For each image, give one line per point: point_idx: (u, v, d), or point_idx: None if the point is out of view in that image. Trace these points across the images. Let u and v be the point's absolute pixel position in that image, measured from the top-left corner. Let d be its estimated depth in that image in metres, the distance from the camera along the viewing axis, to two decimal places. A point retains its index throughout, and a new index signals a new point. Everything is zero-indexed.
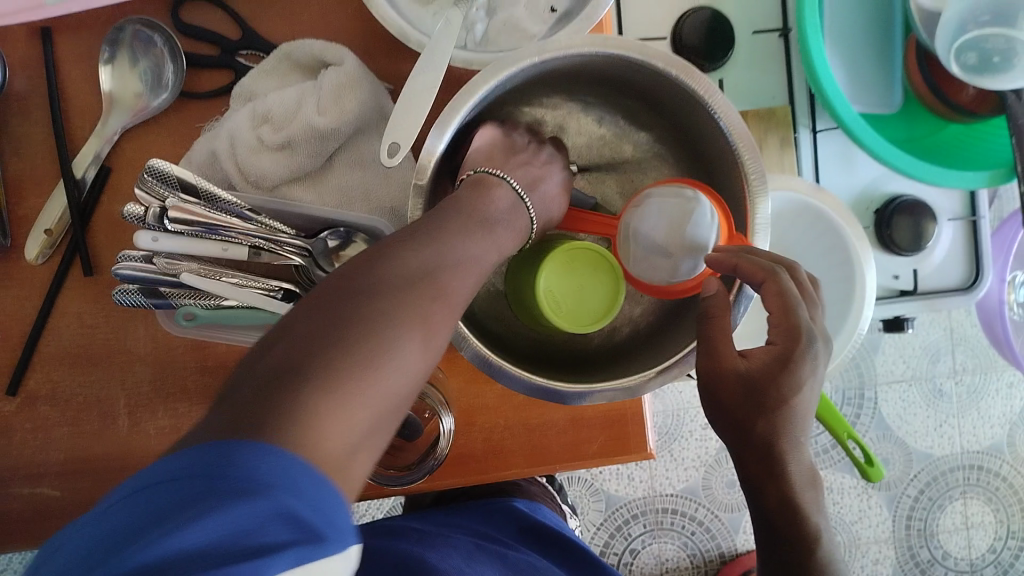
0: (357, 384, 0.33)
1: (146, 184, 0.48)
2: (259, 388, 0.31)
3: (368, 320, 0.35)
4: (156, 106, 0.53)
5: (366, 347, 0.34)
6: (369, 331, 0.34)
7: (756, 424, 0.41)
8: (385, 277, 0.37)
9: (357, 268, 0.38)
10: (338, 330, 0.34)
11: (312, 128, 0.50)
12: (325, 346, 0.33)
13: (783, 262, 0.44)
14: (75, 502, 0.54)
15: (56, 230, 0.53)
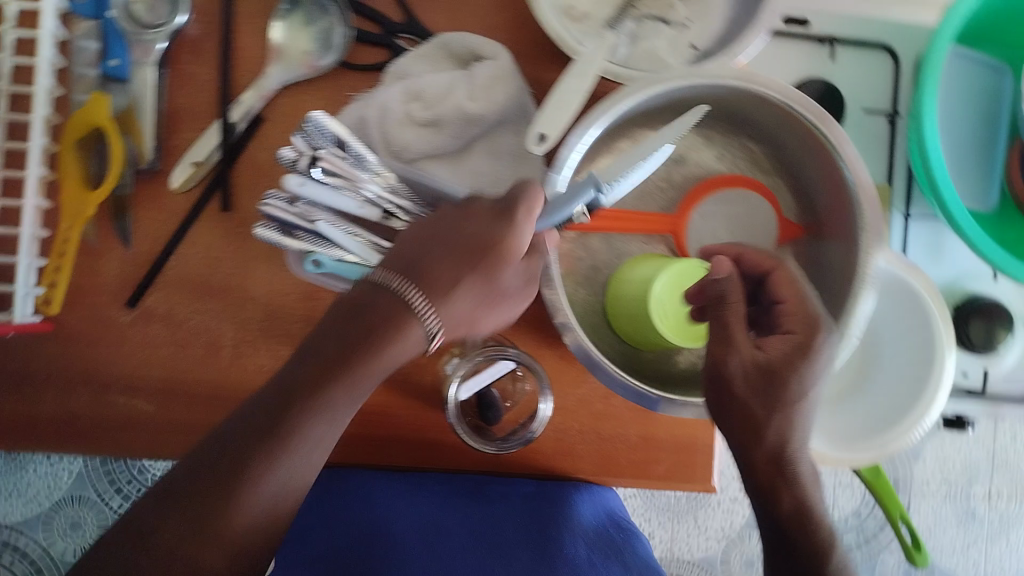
0: (241, 523, 0.39)
1: (303, 137, 0.52)
2: (206, 468, 0.40)
3: (307, 413, 0.41)
4: (321, 67, 0.57)
5: (276, 456, 0.40)
6: (285, 446, 0.40)
7: (769, 428, 0.45)
8: (320, 377, 0.42)
9: (325, 365, 0.42)
10: (246, 442, 0.40)
11: (462, 113, 0.54)
12: (236, 456, 0.40)
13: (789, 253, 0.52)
14: (166, 420, 0.57)
15: (204, 165, 0.57)
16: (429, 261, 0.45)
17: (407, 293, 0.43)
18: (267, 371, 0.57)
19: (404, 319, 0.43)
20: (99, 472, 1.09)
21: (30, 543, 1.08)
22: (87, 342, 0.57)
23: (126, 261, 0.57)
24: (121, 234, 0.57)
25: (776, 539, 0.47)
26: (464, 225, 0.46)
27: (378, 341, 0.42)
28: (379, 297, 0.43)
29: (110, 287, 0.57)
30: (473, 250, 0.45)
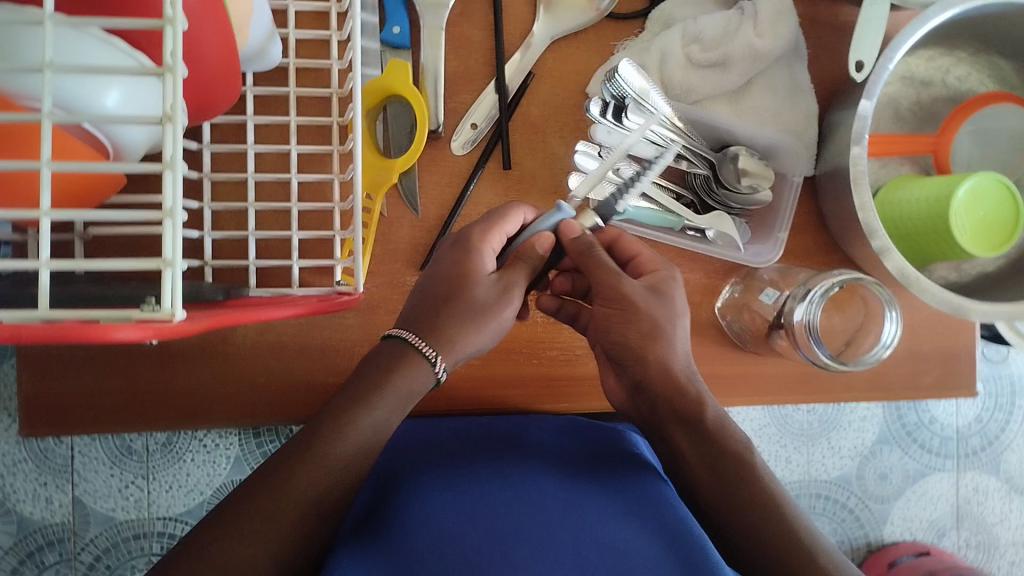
0: (275, 504, 0.40)
1: (608, 92, 0.54)
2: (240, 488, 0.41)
3: (336, 432, 0.42)
4: (601, 9, 0.58)
5: (312, 459, 0.41)
6: (297, 462, 0.41)
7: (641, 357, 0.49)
8: (339, 425, 0.43)
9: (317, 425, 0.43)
10: (302, 448, 0.42)
11: (750, 49, 0.55)
12: (281, 466, 0.41)
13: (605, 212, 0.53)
14: (468, 377, 0.60)
15: (482, 126, 0.58)
16: (433, 316, 0.47)
17: (413, 339, 0.46)
18: (557, 321, 0.60)
19: (408, 362, 0.45)
20: (259, 454, 0.83)
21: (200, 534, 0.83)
22: (388, 308, 0.58)
23: (416, 227, 0.58)
24: (409, 198, 0.57)
25: (709, 462, 0.48)
26: (448, 281, 0.48)
27: (392, 375, 0.45)
28: (391, 348, 0.46)
29: (403, 252, 0.58)
30: (449, 296, 0.47)
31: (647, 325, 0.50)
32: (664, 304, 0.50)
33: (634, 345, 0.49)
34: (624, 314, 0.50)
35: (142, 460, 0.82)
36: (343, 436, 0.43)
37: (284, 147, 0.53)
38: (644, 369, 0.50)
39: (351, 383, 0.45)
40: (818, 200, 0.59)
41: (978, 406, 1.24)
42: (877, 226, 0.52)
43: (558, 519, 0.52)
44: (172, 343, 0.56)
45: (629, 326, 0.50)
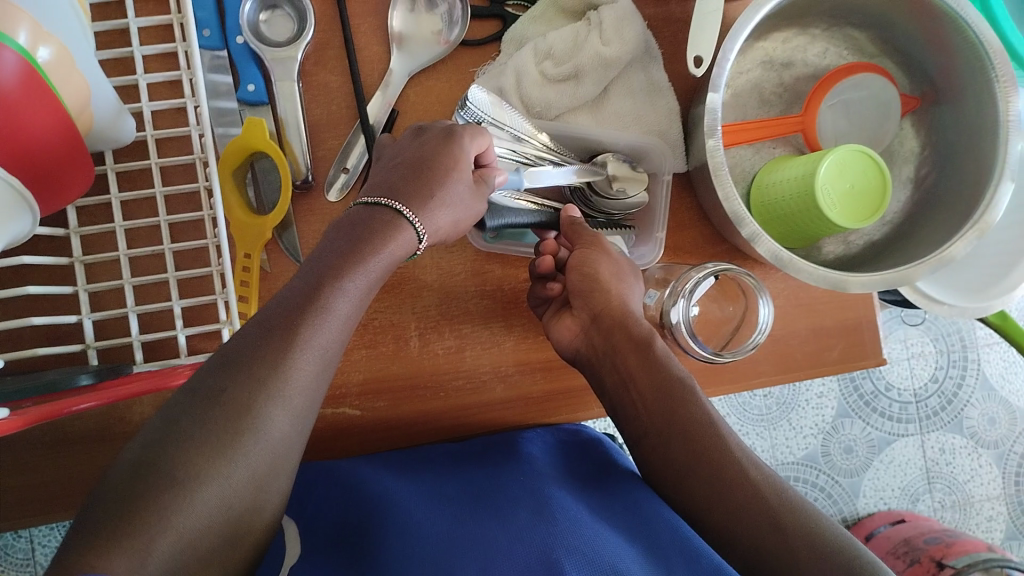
0: (233, 419, 0.38)
1: (463, 121, 0.54)
2: (196, 398, 0.38)
3: (291, 340, 0.40)
4: (452, 39, 0.59)
5: (277, 368, 0.40)
6: (263, 357, 0.40)
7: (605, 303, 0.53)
8: (300, 320, 0.41)
9: (260, 344, 0.40)
10: (261, 353, 0.40)
11: (597, 58, 0.56)
12: (243, 372, 0.39)
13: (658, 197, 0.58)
14: (374, 418, 0.59)
15: (354, 168, 0.58)
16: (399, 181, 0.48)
17: (398, 206, 0.46)
18: (458, 351, 0.60)
19: (389, 225, 0.46)
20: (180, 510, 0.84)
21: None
22: None
23: None
24: (288, 249, 0.57)
25: (665, 396, 0.49)
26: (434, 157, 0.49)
27: (366, 244, 0.44)
28: (375, 212, 0.46)
29: None
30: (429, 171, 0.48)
31: (604, 260, 0.55)
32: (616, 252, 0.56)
33: (601, 283, 0.54)
34: (580, 250, 0.55)
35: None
36: (298, 346, 0.40)
37: (152, 220, 0.54)
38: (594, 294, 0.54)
39: (301, 280, 0.43)
40: (696, 194, 0.59)
41: (931, 365, 1.21)
42: (743, 214, 0.53)
43: (526, 527, 0.47)
44: (69, 431, 0.55)
45: (588, 264, 0.55)
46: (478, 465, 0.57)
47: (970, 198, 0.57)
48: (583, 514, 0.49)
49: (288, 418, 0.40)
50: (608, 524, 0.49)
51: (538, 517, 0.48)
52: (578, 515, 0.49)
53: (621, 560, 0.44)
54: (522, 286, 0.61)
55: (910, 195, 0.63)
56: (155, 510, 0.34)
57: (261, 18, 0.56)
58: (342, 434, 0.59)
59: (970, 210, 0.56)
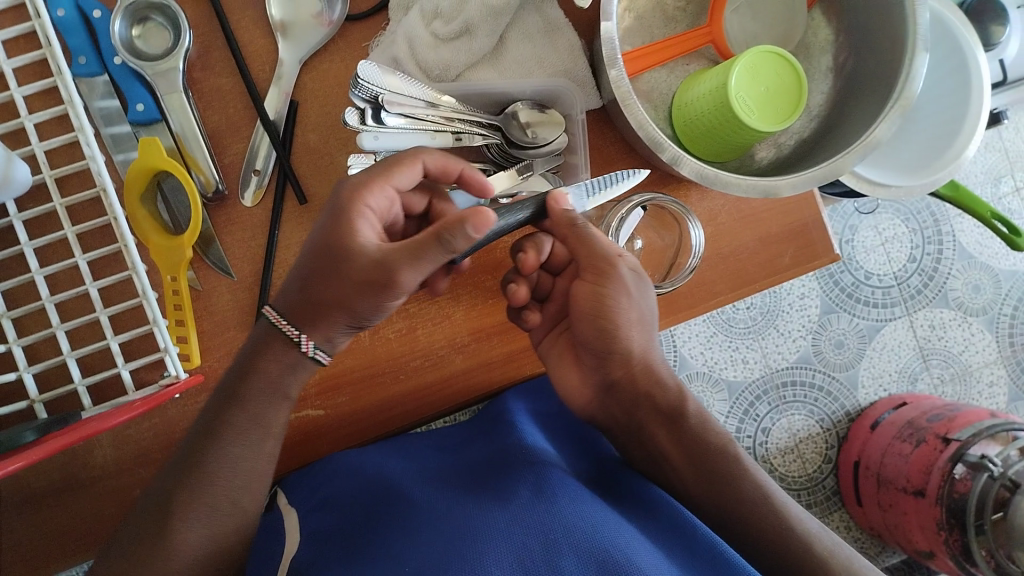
0: (218, 484, 0.47)
1: (359, 100, 0.52)
2: (179, 472, 0.47)
3: (223, 424, 0.48)
4: (336, 18, 0.57)
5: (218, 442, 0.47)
6: (225, 432, 0.48)
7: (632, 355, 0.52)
8: (238, 409, 0.48)
9: (222, 423, 0.48)
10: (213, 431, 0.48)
11: (483, 8, 0.54)
12: (199, 448, 0.47)
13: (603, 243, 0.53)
14: (340, 415, 0.59)
15: (265, 169, 0.56)
16: (304, 299, 0.48)
17: (289, 329, 0.48)
18: (408, 331, 0.59)
19: (294, 362, 0.49)
20: None
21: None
22: None
23: (235, 290, 0.57)
24: (217, 264, 0.56)
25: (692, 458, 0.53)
26: (343, 255, 0.46)
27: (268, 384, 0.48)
28: (273, 337, 0.49)
29: (226, 320, 0.56)
30: (331, 273, 0.46)
31: (625, 309, 0.51)
32: (637, 283, 0.52)
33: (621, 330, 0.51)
34: (596, 309, 0.51)
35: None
36: (226, 433, 0.48)
37: (69, 262, 0.52)
38: (615, 350, 0.52)
39: (235, 365, 0.50)
40: (615, 127, 0.57)
41: (905, 248, 1.21)
42: (661, 140, 0.51)
43: (527, 504, 0.48)
44: (36, 487, 0.54)
45: (606, 299, 0.51)
46: (472, 466, 0.55)
47: (889, 79, 0.55)
48: (591, 505, 0.48)
49: (241, 484, 0.48)
50: (609, 511, 0.49)
51: (538, 497, 0.48)
52: (579, 496, 0.49)
53: (626, 547, 0.44)
54: None
55: (833, 85, 0.61)
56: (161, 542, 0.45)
57: (134, 34, 0.55)
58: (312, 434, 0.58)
59: (891, 89, 0.55)
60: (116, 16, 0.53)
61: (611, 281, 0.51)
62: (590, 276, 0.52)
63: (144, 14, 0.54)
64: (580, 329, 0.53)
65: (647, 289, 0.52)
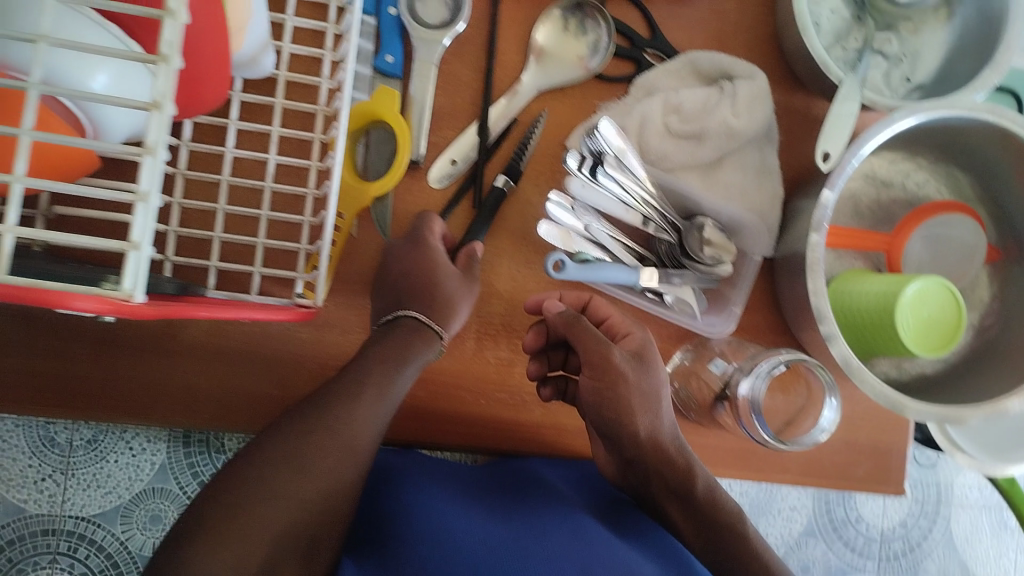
0: (332, 441, 0.43)
1: (586, 147, 0.55)
2: (290, 421, 0.43)
3: (364, 389, 0.46)
4: (591, 68, 0.60)
5: (348, 403, 0.45)
6: (360, 394, 0.46)
7: (626, 440, 0.54)
8: (378, 375, 0.47)
9: (353, 384, 0.46)
10: (355, 389, 0.46)
11: (725, 125, 0.57)
12: (327, 402, 0.45)
13: (607, 340, 0.54)
14: (409, 409, 0.59)
15: (460, 163, 0.59)
16: (422, 322, 0.53)
17: (423, 319, 0.53)
18: (507, 363, 0.60)
19: (427, 338, 0.53)
20: (181, 463, 0.90)
21: (108, 538, 0.91)
22: (343, 329, 0.58)
23: (382, 250, 0.58)
24: (381, 221, 0.58)
25: (699, 527, 0.55)
26: (423, 270, 0.54)
27: (407, 345, 0.51)
28: (399, 324, 0.53)
29: (362, 275, 0.58)
30: (428, 286, 0.54)
31: (637, 393, 0.53)
32: (650, 375, 0.54)
33: (617, 414, 0.53)
34: (598, 393, 0.53)
35: (68, 456, 0.89)
36: (362, 396, 0.46)
37: (263, 155, 0.54)
38: (613, 425, 0.53)
39: (382, 333, 0.52)
40: (775, 282, 0.60)
41: (905, 508, 1.12)
42: (827, 312, 0.54)
43: (563, 535, 0.52)
44: (121, 334, 0.55)
45: (607, 383, 0.53)
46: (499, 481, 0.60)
47: None
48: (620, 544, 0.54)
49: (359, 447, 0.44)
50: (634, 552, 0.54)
51: (571, 527, 0.53)
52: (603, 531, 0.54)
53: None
54: None
55: (970, 341, 0.64)
56: (249, 505, 0.38)
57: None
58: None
59: None
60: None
61: (618, 372, 0.52)
62: (590, 371, 0.53)
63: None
64: (594, 415, 0.54)
65: (649, 375, 0.53)
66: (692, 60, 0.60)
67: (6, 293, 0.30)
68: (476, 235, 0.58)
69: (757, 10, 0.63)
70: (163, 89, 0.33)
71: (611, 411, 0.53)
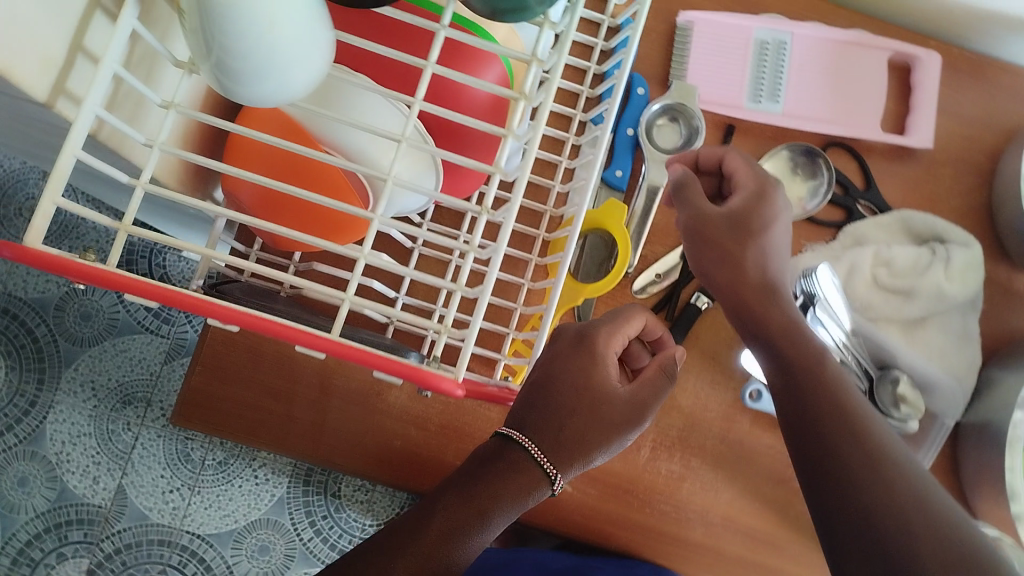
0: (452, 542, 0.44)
1: (798, 288, 0.58)
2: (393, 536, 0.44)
3: (495, 494, 0.45)
4: (808, 210, 0.62)
5: (485, 508, 0.44)
6: (511, 481, 0.45)
7: (780, 345, 0.51)
8: (468, 514, 0.44)
9: (483, 497, 0.45)
10: (476, 491, 0.44)
11: (936, 288, 0.59)
12: (463, 497, 0.44)
13: (733, 203, 0.52)
14: (577, 506, 0.60)
15: (663, 280, 0.61)
16: (559, 435, 0.46)
17: (535, 450, 0.46)
18: (678, 478, 0.61)
19: (537, 479, 0.46)
20: (300, 500, 1.06)
21: (216, 558, 1.04)
22: None
23: None
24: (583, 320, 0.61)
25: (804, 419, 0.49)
26: (571, 382, 0.48)
27: (509, 482, 0.45)
28: (506, 451, 0.46)
29: None
30: (597, 407, 0.47)
31: (765, 226, 0.52)
32: (778, 207, 0.52)
33: (748, 301, 0.52)
34: (739, 277, 0.52)
35: (197, 474, 1.05)
36: (498, 502, 0.45)
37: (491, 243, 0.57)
38: (766, 326, 0.52)
39: (491, 452, 0.47)
40: (959, 446, 0.60)
41: None
42: (1021, 490, 0.54)
43: None
44: (333, 383, 0.59)
45: (726, 240, 0.52)
46: None
47: None
48: None
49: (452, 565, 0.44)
50: None
51: None
52: None
53: None
54: (761, 449, 0.62)
55: None
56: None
57: (657, 121, 0.61)
58: (550, 510, 0.60)
59: None
60: (658, 100, 0.61)
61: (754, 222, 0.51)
62: (700, 237, 0.52)
63: (674, 113, 0.61)
64: (728, 299, 0.53)
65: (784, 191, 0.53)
66: (906, 219, 0.62)
67: (395, 368, 0.34)
68: None
69: (975, 180, 0.65)
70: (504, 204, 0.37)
71: (729, 262, 0.52)
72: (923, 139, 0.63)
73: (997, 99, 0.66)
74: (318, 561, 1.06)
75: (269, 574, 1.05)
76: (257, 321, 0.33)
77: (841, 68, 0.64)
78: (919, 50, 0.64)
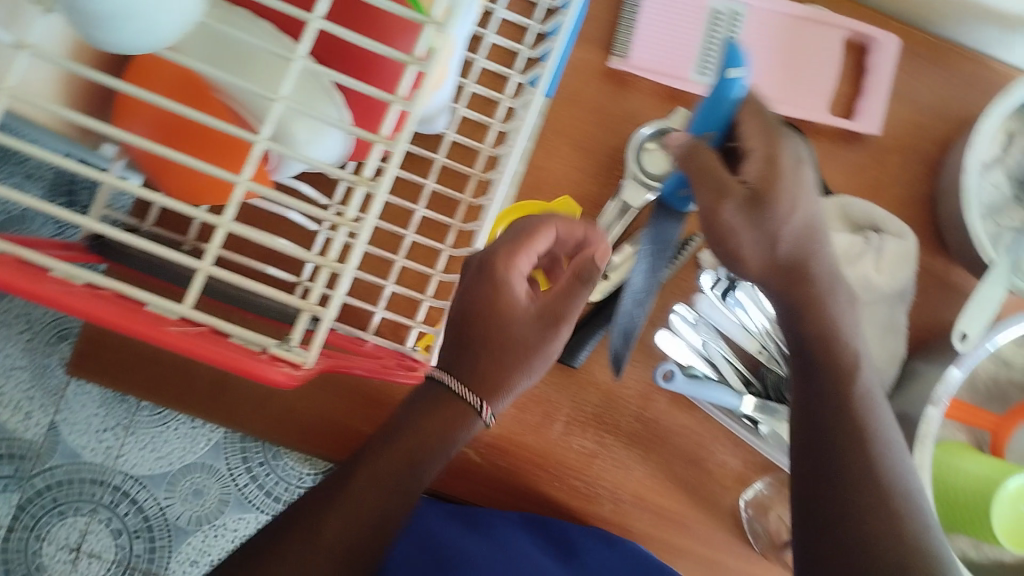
0: (354, 518, 0.41)
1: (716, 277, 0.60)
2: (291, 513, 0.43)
3: (405, 442, 0.43)
4: None
5: (388, 462, 0.43)
6: (416, 424, 0.43)
7: None
8: (398, 459, 0.43)
9: (400, 454, 0.43)
10: (378, 456, 0.43)
11: (866, 280, 0.58)
12: (374, 455, 0.43)
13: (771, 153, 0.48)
14: (488, 476, 0.60)
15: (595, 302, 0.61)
16: (478, 367, 0.44)
17: (456, 386, 0.44)
18: (590, 455, 0.60)
19: (458, 416, 0.44)
20: (236, 448, 0.97)
21: (149, 500, 0.95)
22: None
23: None
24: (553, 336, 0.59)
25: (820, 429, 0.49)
26: (479, 319, 0.44)
27: (429, 418, 0.44)
28: (427, 394, 0.45)
29: None
30: (504, 337, 0.44)
31: (783, 189, 0.48)
32: (788, 163, 0.49)
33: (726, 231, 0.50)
34: (719, 199, 0.48)
35: (133, 414, 0.95)
36: (411, 444, 0.43)
37: (411, 206, 0.55)
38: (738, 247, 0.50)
39: (414, 398, 0.45)
40: None
41: None
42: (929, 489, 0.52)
43: None
44: None
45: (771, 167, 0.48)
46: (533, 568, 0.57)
47: None
48: None
49: (375, 525, 0.42)
50: None
51: None
52: None
53: None
54: (678, 430, 0.61)
55: None
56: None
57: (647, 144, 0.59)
58: (456, 474, 0.60)
59: None
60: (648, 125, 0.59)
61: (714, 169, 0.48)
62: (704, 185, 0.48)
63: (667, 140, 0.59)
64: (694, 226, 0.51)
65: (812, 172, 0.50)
66: (845, 204, 0.60)
67: (214, 358, 0.30)
68: (587, 334, 0.59)
69: (920, 169, 0.63)
70: (386, 175, 0.35)
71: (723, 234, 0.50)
72: (870, 124, 0.62)
73: (952, 86, 0.63)
74: (252, 508, 0.97)
75: (201, 519, 0.96)
76: (73, 304, 0.29)
77: (793, 43, 0.61)
78: (877, 32, 0.61)
